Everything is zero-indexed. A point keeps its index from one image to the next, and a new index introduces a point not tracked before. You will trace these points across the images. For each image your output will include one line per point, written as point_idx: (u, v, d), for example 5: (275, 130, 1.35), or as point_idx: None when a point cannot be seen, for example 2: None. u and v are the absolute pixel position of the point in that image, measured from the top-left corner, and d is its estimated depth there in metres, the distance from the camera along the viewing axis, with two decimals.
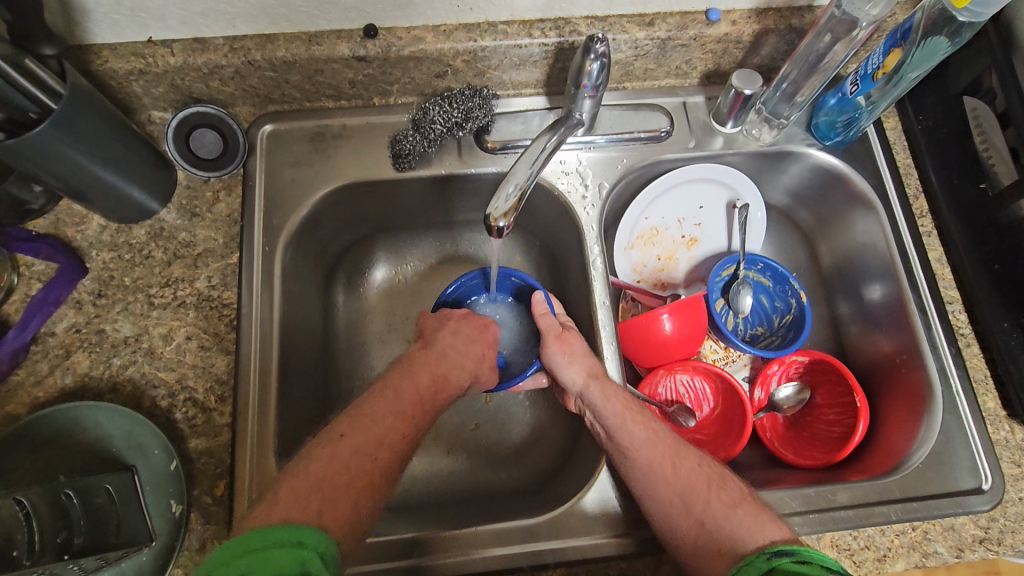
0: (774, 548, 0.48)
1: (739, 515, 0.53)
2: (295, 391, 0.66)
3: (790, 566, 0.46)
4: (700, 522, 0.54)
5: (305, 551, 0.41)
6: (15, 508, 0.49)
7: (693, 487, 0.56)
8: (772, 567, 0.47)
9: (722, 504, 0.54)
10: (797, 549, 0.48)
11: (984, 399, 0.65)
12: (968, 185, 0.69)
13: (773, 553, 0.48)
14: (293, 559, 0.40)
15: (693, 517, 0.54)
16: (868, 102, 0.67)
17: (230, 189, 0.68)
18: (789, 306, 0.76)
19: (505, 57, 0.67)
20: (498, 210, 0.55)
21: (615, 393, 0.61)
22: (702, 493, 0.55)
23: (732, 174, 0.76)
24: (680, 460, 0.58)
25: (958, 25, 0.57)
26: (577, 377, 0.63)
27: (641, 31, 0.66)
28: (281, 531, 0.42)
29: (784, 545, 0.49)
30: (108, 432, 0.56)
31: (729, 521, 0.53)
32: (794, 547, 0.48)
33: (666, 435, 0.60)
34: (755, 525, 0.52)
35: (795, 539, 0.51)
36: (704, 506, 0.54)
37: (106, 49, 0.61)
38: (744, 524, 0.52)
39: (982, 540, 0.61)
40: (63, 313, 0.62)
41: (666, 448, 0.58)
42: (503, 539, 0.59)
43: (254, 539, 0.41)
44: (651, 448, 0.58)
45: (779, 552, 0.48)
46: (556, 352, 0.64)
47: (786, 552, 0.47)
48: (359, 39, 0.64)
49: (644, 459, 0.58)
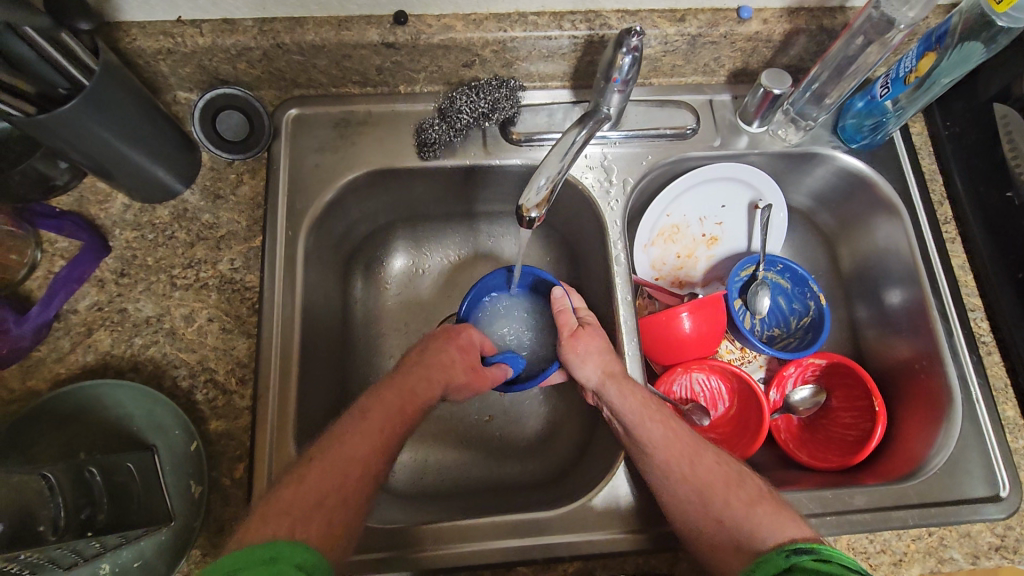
0: (792, 546, 0.49)
1: (759, 513, 0.53)
2: (313, 377, 0.66)
3: (806, 564, 0.47)
4: (718, 521, 0.54)
5: (280, 565, 0.42)
6: (41, 483, 0.49)
7: (711, 485, 0.56)
8: (790, 565, 0.47)
9: (741, 503, 0.54)
10: (817, 547, 0.48)
11: (1004, 407, 0.65)
12: (994, 194, 0.68)
13: (790, 551, 0.48)
14: (271, 574, 0.42)
15: (710, 516, 0.54)
16: (896, 106, 0.66)
17: (254, 171, 0.68)
18: (808, 308, 0.76)
19: (533, 49, 0.67)
20: (529, 202, 0.55)
21: (632, 390, 0.61)
22: (722, 493, 0.55)
23: (756, 173, 0.75)
24: (699, 459, 0.58)
25: (995, 31, 0.56)
26: (591, 376, 0.63)
27: (671, 26, 0.66)
28: (244, 554, 0.42)
29: (801, 544, 0.49)
30: (129, 410, 0.56)
31: (748, 520, 0.53)
32: (813, 546, 0.49)
33: (685, 435, 0.59)
34: (775, 522, 0.52)
35: (815, 538, 0.51)
36: (722, 506, 0.55)
37: (135, 27, 0.61)
38: (763, 521, 0.53)
39: (998, 548, 0.61)
40: (85, 291, 0.62)
41: (682, 446, 0.58)
42: (521, 531, 0.59)
43: (222, 561, 0.42)
44: (669, 445, 0.58)
45: (798, 550, 0.48)
46: (569, 351, 0.64)
47: (803, 550, 0.48)
48: (389, 25, 0.63)
49: (661, 456, 0.58)
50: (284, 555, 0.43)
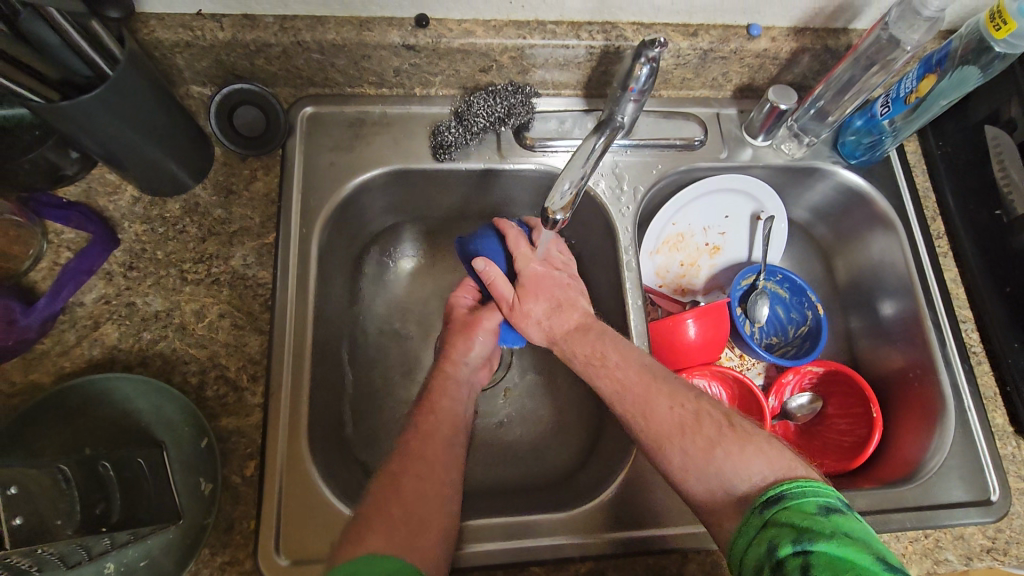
0: (764, 500, 0.47)
1: (720, 456, 0.52)
2: (324, 375, 0.66)
3: (782, 517, 0.46)
4: (683, 470, 0.53)
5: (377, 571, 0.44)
6: (56, 476, 0.48)
7: (669, 433, 0.55)
8: (767, 521, 0.46)
9: (701, 449, 0.53)
10: (783, 491, 0.47)
11: (993, 415, 0.68)
12: (984, 211, 0.72)
13: (764, 506, 0.47)
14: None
15: (677, 469, 0.54)
16: (893, 126, 0.69)
17: (268, 168, 0.67)
18: (806, 317, 0.78)
19: (550, 57, 0.68)
20: (554, 205, 0.57)
21: (575, 347, 0.63)
22: (677, 441, 0.54)
23: (759, 186, 0.78)
24: (651, 412, 0.57)
25: (994, 55, 0.60)
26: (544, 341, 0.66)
27: (684, 40, 0.68)
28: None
29: (771, 490, 0.48)
30: (138, 406, 0.55)
31: (708, 466, 0.52)
32: (781, 489, 0.47)
33: (634, 382, 0.59)
34: (735, 463, 0.51)
35: (792, 474, 0.49)
36: (682, 454, 0.54)
37: (154, 18, 0.61)
38: (724, 464, 0.51)
39: (989, 550, 0.63)
40: (94, 284, 0.61)
41: (634, 393, 0.58)
42: (531, 532, 0.59)
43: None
44: (627, 394, 0.58)
45: (768, 503, 0.47)
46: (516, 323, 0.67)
47: (774, 501, 0.47)
48: (410, 28, 0.64)
49: (619, 411, 0.59)
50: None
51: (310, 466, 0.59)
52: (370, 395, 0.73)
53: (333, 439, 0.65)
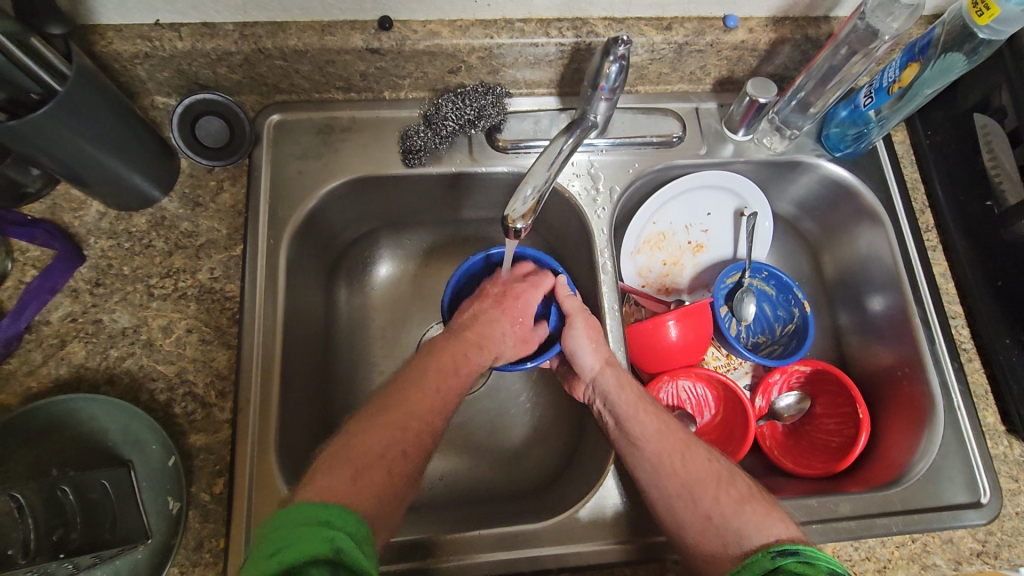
0: (780, 547, 0.47)
1: (747, 512, 0.52)
2: (296, 388, 0.65)
3: (792, 567, 0.45)
4: (707, 518, 0.53)
5: (337, 532, 0.41)
6: (10, 504, 0.48)
7: (701, 481, 0.55)
8: (777, 567, 0.45)
9: (731, 501, 0.53)
10: (801, 548, 0.47)
11: (984, 414, 0.66)
12: (974, 202, 0.69)
13: (777, 552, 0.47)
14: (322, 536, 0.41)
15: (700, 512, 0.53)
16: (879, 116, 0.66)
17: (235, 178, 0.66)
18: (792, 315, 0.76)
19: (520, 55, 0.66)
20: (515, 211, 0.55)
21: (629, 382, 0.61)
22: (711, 490, 0.54)
23: (741, 181, 0.75)
24: (690, 454, 0.57)
25: (977, 43, 0.57)
26: (596, 362, 0.62)
27: (658, 34, 0.66)
28: (306, 508, 0.42)
29: (787, 544, 0.48)
30: (103, 425, 0.55)
31: (736, 518, 0.52)
32: (798, 546, 0.47)
33: (675, 431, 0.59)
34: (763, 523, 0.51)
35: (802, 539, 0.49)
36: (712, 502, 0.53)
37: (111, 30, 0.59)
38: (751, 521, 0.51)
39: (979, 554, 0.62)
40: (59, 302, 0.60)
41: (675, 440, 0.58)
42: (506, 544, 0.58)
43: (286, 519, 0.42)
44: (660, 439, 0.58)
45: (784, 551, 0.47)
46: (581, 334, 0.63)
47: (789, 551, 0.46)
48: (373, 31, 0.62)
49: (653, 449, 0.57)
50: (339, 521, 0.42)
51: (280, 482, 0.58)
52: (347, 404, 0.72)
53: (307, 453, 0.64)
